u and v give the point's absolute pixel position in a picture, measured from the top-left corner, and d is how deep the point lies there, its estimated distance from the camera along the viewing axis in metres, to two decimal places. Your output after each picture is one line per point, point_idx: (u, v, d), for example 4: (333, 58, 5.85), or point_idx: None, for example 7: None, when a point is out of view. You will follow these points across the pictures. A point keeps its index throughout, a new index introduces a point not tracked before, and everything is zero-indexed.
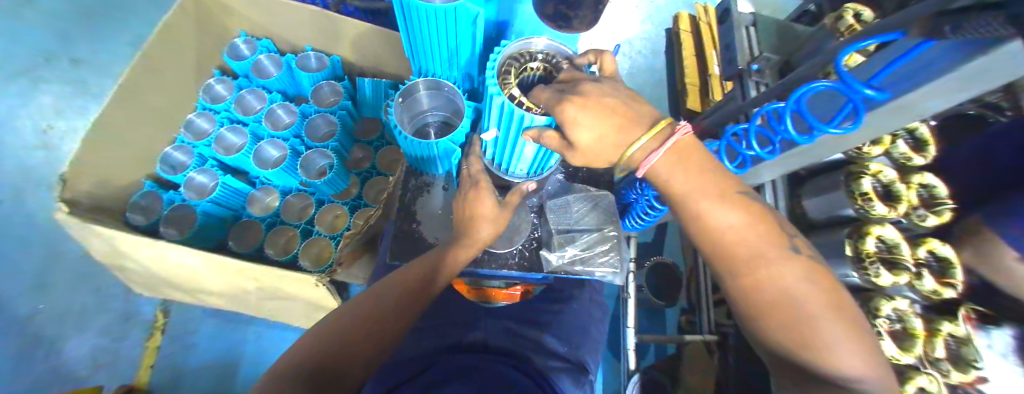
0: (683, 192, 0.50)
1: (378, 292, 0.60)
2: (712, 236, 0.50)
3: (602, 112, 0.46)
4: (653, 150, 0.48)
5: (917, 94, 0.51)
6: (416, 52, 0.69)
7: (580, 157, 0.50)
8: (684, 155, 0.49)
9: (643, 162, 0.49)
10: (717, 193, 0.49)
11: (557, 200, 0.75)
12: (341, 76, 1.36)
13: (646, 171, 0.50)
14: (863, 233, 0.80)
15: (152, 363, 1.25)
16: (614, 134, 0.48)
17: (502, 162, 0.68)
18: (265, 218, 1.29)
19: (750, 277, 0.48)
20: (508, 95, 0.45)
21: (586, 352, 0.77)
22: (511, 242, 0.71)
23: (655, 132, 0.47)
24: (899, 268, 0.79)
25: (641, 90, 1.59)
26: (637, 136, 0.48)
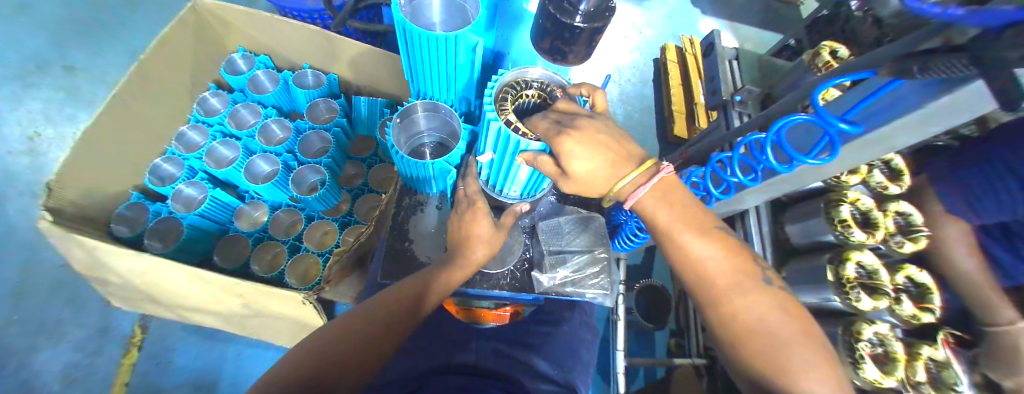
0: (669, 223, 0.52)
1: (367, 312, 0.59)
2: (695, 266, 0.52)
3: (596, 145, 0.47)
4: (640, 185, 0.51)
5: (892, 127, 0.55)
6: (415, 75, 0.71)
7: (572, 185, 0.52)
8: (667, 194, 0.52)
9: (633, 194, 0.52)
10: (697, 227, 0.52)
11: (550, 222, 0.76)
12: (337, 94, 1.38)
13: (634, 203, 0.53)
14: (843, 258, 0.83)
15: (126, 380, 1.19)
16: (609, 169, 0.50)
17: (497, 181, 0.69)
18: (252, 233, 1.26)
19: (727, 307, 0.50)
20: (505, 120, 0.47)
21: (576, 375, 0.76)
22: (502, 262, 0.71)
23: (644, 168, 0.50)
24: (878, 290, 0.82)
25: (630, 117, 1.64)
26: (627, 169, 0.50)
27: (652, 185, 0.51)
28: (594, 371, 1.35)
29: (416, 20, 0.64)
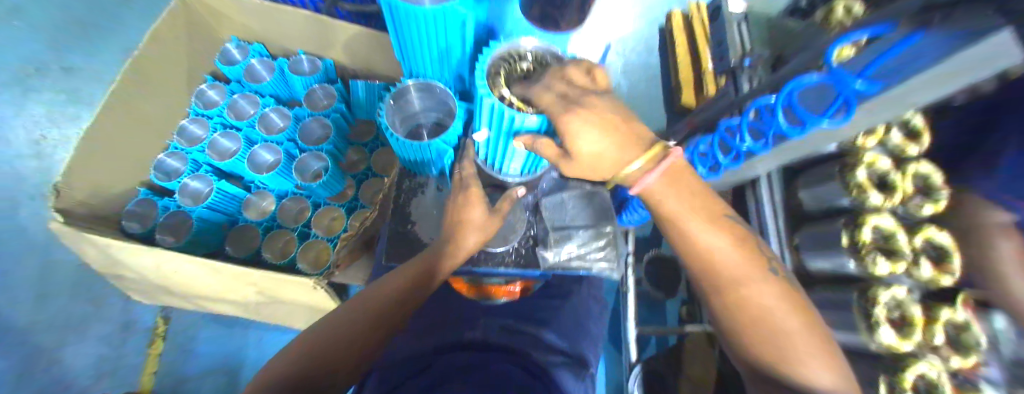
0: (677, 212, 0.51)
1: (364, 308, 0.57)
2: (703, 254, 0.51)
3: (605, 124, 0.48)
4: (648, 172, 0.49)
5: (906, 87, 0.51)
6: (406, 54, 0.68)
7: (574, 169, 0.52)
8: (676, 180, 0.50)
9: (640, 181, 0.50)
10: (699, 212, 0.50)
11: (554, 198, 0.73)
12: (334, 80, 1.36)
13: (641, 188, 0.51)
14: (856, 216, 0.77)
15: (153, 369, 1.25)
16: (615, 151, 0.49)
17: (495, 159, 0.66)
18: (261, 222, 1.27)
19: (740, 293, 0.49)
20: (497, 95, 0.45)
21: (586, 347, 0.77)
22: (506, 240, 0.70)
23: (652, 153, 0.48)
24: (897, 257, 0.75)
25: (635, 88, 1.59)
26: (634, 156, 0.49)
27: (658, 174, 0.49)
28: (605, 341, 1.37)
29: None
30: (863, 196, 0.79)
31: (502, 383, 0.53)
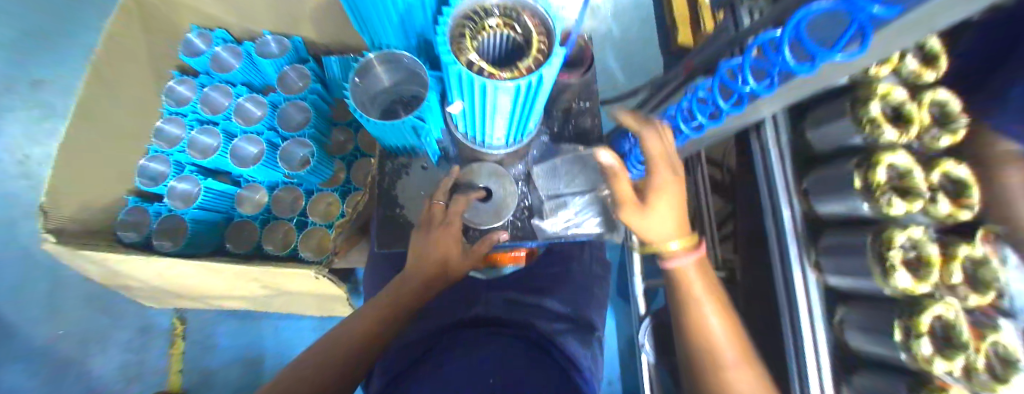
0: (694, 293, 0.60)
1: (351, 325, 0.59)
2: (701, 324, 0.59)
3: (676, 199, 0.60)
4: (685, 253, 0.61)
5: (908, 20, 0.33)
6: (363, 17, 0.60)
7: (638, 224, 0.59)
8: (701, 267, 0.62)
9: (679, 257, 0.61)
10: (708, 291, 0.61)
11: (545, 164, 0.67)
12: (306, 58, 1.27)
13: (675, 263, 0.61)
14: (875, 122, 0.53)
15: (180, 367, 1.29)
16: (673, 225, 0.60)
17: (474, 133, 0.55)
18: (257, 216, 1.25)
19: (716, 369, 0.57)
20: (464, 61, 0.36)
21: (591, 310, 0.77)
22: (497, 215, 0.61)
23: (692, 239, 0.61)
24: (965, 200, 0.49)
25: (626, 32, 1.50)
26: (681, 236, 0.61)
27: (693, 258, 0.61)
28: (614, 296, 1.38)
29: None
30: (903, 102, 0.54)
31: (507, 357, 0.53)
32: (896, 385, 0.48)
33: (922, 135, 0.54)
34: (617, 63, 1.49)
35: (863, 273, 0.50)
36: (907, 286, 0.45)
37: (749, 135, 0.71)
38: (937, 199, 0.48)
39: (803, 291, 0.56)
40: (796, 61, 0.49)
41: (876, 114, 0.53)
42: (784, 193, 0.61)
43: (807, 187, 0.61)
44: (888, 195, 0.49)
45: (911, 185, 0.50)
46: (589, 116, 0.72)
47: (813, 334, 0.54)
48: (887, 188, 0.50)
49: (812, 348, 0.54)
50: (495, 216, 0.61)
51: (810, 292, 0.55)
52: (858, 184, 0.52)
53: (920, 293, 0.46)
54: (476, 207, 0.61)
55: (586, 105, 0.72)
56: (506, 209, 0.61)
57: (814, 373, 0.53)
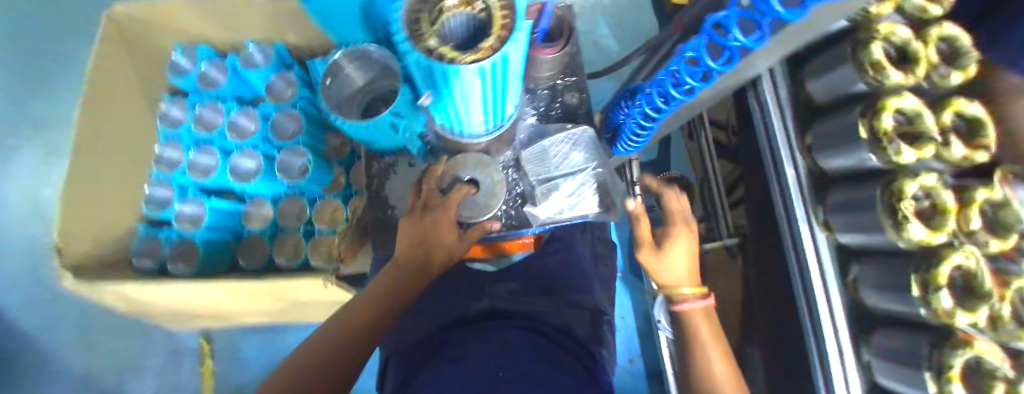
0: (703, 338, 0.60)
1: (337, 327, 0.50)
2: (705, 370, 0.57)
3: (692, 255, 0.68)
4: (696, 298, 0.63)
5: None
6: (333, 14, 0.61)
7: (655, 266, 0.65)
8: (708, 320, 0.63)
9: (690, 300, 0.63)
10: (712, 333, 0.61)
11: (533, 148, 0.64)
12: (291, 64, 1.19)
13: (684, 308, 0.63)
14: (880, 65, 0.48)
15: (212, 385, 1.33)
16: (688, 275, 0.65)
17: (451, 123, 0.52)
18: (266, 230, 1.21)
19: None
20: (420, 51, 0.32)
21: (598, 295, 0.75)
22: (484, 209, 0.57)
23: (702, 289, 0.64)
24: (981, 138, 0.46)
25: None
26: (694, 286, 0.65)
27: (703, 305, 0.63)
28: (627, 273, 1.36)
29: None
30: (907, 41, 0.49)
31: (519, 351, 0.51)
32: (918, 343, 0.45)
33: (932, 73, 0.49)
34: (609, 32, 1.41)
35: (875, 229, 0.47)
36: (921, 238, 0.42)
37: (745, 95, 0.68)
38: (951, 141, 0.44)
39: (813, 252, 0.54)
40: (784, 8, 0.40)
41: (881, 57, 0.48)
42: (786, 150, 0.58)
43: (811, 143, 0.57)
44: (896, 143, 0.46)
45: (923, 129, 0.46)
46: (576, 92, 0.71)
47: (827, 296, 0.52)
48: (895, 136, 0.46)
49: (828, 311, 0.51)
50: (484, 210, 0.57)
51: (822, 253, 0.54)
52: (863, 135, 0.49)
53: (937, 244, 0.43)
54: (468, 200, 0.58)
55: (572, 80, 0.71)
56: (495, 200, 0.57)
57: (831, 337, 0.51)
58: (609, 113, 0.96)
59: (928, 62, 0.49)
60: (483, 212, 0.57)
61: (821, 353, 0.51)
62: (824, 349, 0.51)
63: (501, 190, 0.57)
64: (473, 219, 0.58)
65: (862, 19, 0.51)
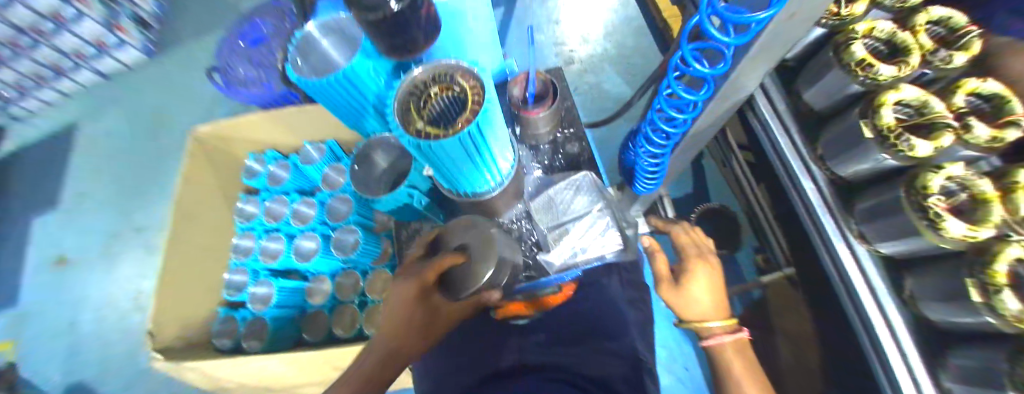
0: (735, 373, 0.63)
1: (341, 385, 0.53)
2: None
3: (715, 287, 0.70)
4: (726, 332, 0.65)
5: None
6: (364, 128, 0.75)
7: (677, 300, 0.69)
8: (740, 350, 0.65)
9: (717, 336, 0.65)
10: (749, 372, 0.63)
11: (541, 198, 0.68)
12: (342, 156, 1.36)
13: (715, 343, 0.66)
14: (865, 62, 0.49)
15: None
16: (713, 308, 0.67)
17: (456, 187, 0.57)
18: (327, 304, 1.30)
19: None
20: (408, 129, 0.38)
21: (635, 339, 0.68)
22: (474, 278, 0.47)
23: (732, 322, 0.66)
24: (1008, 114, 0.42)
25: (623, 45, 1.49)
26: (722, 319, 0.66)
27: (733, 338, 0.65)
28: None
29: (306, 55, 0.63)
30: (893, 32, 0.50)
31: None
32: (996, 358, 0.38)
33: (930, 58, 0.49)
34: (619, 78, 1.46)
35: (908, 230, 0.43)
36: (962, 233, 0.38)
37: (746, 117, 0.68)
38: (970, 124, 0.41)
39: (856, 270, 0.49)
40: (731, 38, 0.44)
41: (863, 55, 0.49)
42: (796, 161, 0.57)
43: (823, 152, 0.55)
44: (903, 137, 0.43)
45: (934, 117, 0.44)
46: (576, 142, 0.76)
47: (881, 315, 0.46)
48: (900, 129, 0.44)
49: (887, 331, 0.45)
50: (472, 284, 0.47)
51: (867, 270, 0.48)
52: (869, 135, 0.47)
53: (985, 239, 0.38)
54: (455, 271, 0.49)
55: (571, 131, 0.77)
56: (486, 268, 0.46)
57: (899, 364, 0.43)
58: (624, 158, 1.02)
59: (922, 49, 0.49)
60: (467, 285, 0.47)
61: (894, 385, 0.43)
62: (894, 379, 0.43)
63: (494, 251, 0.46)
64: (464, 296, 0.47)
65: (835, 22, 0.54)
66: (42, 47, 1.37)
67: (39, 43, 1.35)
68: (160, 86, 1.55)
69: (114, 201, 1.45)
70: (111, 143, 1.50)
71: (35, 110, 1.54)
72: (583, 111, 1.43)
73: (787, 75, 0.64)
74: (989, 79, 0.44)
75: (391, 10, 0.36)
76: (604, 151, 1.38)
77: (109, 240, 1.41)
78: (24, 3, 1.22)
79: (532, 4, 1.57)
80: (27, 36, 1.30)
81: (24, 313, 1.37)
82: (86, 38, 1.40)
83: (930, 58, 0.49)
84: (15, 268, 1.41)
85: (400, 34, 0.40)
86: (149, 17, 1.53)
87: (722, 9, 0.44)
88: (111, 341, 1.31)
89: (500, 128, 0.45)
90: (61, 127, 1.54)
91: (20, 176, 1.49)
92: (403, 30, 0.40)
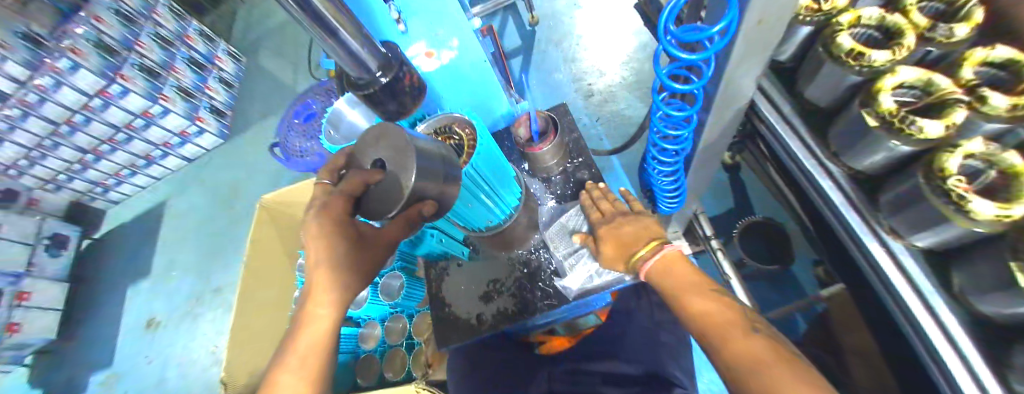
0: (673, 290, 0.51)
1: (290, 384, 0.44)
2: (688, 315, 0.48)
3: (623, 226, 0.61)
4: (649, 257, 0.56)
5: None
6: None
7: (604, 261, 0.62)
8: (673, 266, 0.54)
9: (643, 265, 0.56)
10: (689, 284, 0.51)
11: (555, 227, 0.71)
12: None
13: (646, 274, 0.56)
14: (855, 52, 0.48)
15: None
16: (625, 248, 0.59)
17: (467, 223, 0.64)
18: (377, 348, 1.25)
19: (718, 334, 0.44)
20: None
21: (670, 363, 0.65)
22: (398, 193, 0.38)
23: (650, 245, 0.57)
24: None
25: (641, 71, 1.52)
26: (640, 247, 0.58)
27: (660, 256, 0.55)
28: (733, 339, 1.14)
29: (337, 124, 0.78)
30: (881, 16, 0.50)
31: None
32: None
33: (930, 35, 0.48)
34: (640, 102, 1.48)
35: (936, 219, 0.40)
36: (994, 213, 0.35)
37: (755, 123, 0.67)
38: (983, 95, 0.39)
39: (891, 266, 0.46)
40: (695, 56, 0.49)
41: (851, 44, 0.48)
42: (809, 158, 0.55)
43: (834, 148, 0.53)
44: (908, 120, 0.41)
45: (944, 94, 0.42)
46: (586, 169, 0.77)
47: (931, 317, 0.42)
48: (904, 112, 0.42)
49: (939, 333, 0.41)
50: (399, 199, 0.38)
51: (906, 266, 0.45)
52: (872, 122, 0.44)
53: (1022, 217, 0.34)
54: (374, 191, 0.41)
55: (580, 160, 0.78)
56: (408, 178, 0.37)
57: (959, 368, 0.39)
58: (643, 179, 1.01)
59: (916, 27, 0.48)
60: (393, 204, 0.39)
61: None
62: (958, 388, 0.39)
63: (411, 160, 0.37)
64: (386, 215, 0.41)
65: (820, 17, 0.53)
66: (136, 140, 1.65)
67: (132, 137, 1.62)
68: (233, 164, 1.83)
69: (195, 265, 1.67)
70: (193, 216, 1.77)
71: (130, 193, 1.85)
72: (607, 139, 1.47)
73: (789, 75, 0.62)
74: (996, 45, 0.43)
75: (380, 84, 0.48)
76: (631, 174, 1.37)
77: (192, 301, 1.62)
78: (118, 105, 1.49)
79: (548, 48, 1.67)
80: (122, 131, 1.58)
81: (118, 371, 1.58)
82: (171, 129, 1.68)
83: (929, 34, 0.48)
84: (115, 331, 1.64)
85: (389, 102, 0.51)
86: (223, 107, 1.85)
87: (680, 34, 0.49)
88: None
89: (494, 168, 0.55)
90: (153, 206, 1.83)
91: (121, 250, 1.77)
92: (390, 100, 0.51)
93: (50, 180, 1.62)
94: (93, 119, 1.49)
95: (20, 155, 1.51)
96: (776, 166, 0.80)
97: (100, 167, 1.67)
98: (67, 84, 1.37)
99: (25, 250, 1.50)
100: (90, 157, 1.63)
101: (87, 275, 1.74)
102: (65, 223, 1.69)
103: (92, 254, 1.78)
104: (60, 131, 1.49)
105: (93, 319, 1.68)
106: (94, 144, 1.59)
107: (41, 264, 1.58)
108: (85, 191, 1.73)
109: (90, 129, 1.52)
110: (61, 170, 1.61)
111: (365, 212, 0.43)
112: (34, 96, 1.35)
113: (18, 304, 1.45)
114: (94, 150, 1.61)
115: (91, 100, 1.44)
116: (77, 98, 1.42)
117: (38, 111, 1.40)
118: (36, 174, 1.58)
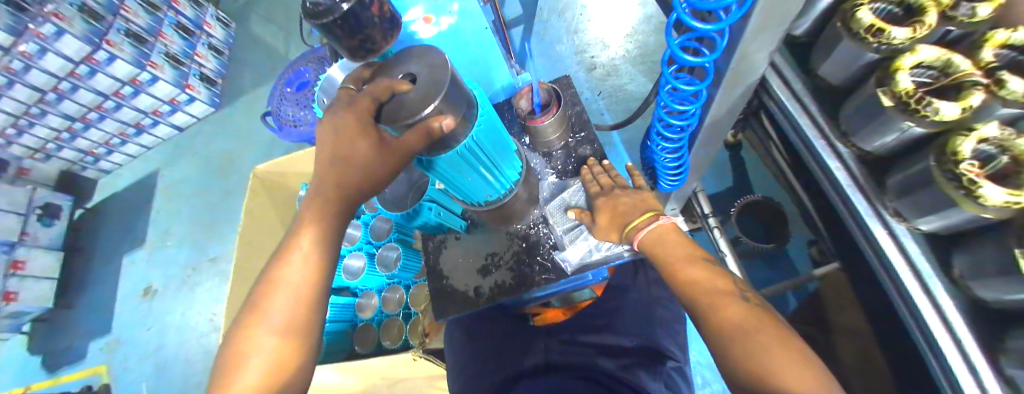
0: (667, 261, 0.51)
1: (292, 285, 0.42)
2: (682, 290, 0.48)
3: (620, 201, 0.61)
4: (646, 225, 0.56)
5: None
6: None
7: (602, 233, 0.62)
8: (664, 237, 0.54)
9: (638, 234, 0.56)
10: (683, 255, 0.51)
11: (556, 202, 0.72)
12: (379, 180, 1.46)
13: (641, 243, 0.56)
14: (875, 28, 0.45)
15: None
16: (620, 220, 0.59)
17: (467, 196, 0.63)
18: (375, 317, 1.27)
19: (709, 306, 0.44)
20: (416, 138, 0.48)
21: (662, 335, 0.67)
22: (424, 104, 0.34)
23: (644, 216, 0.57)
24: None
25: (645, 44, 1.47)
26: (639, 217, 0.58)
27: (654, 226, 0.55)
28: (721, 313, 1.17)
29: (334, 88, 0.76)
30: None
31: None
32: None
33: (952, 13, 0.46)
34: (644, 77, 1.44)
35: (944, 204, 0.39)
36: (1003, 199, 0.34)
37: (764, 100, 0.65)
38: (1002, 79, 0.38)
39: (893, 247, 0.46)
40: (708, 27, 0.46)
41: (872, 20, 0.45)
42: (819, 139, 0.54)
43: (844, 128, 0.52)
44: (925, 102, 0.40)
45: (960, 76, 0.41)
46: (587, 145, 0.75)
47: (928, 298, 0.43)
48: (921, 92, 0.41)
49: (934, 315, 0.42)
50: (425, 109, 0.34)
51: (906, 247, 0.45)
52: (886, 103, 0.43)
53: None
54: (399, 102, 0.37)
55: (582, 135, 0.76)
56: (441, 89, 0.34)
57: (951, 349, 0.40)
58: (643, 155, 1.00)
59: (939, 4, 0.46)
60: (416, 109, 0.35)
61: (946, 372, 0.40)
62: (947, 366, 0.40)
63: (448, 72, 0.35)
64: (407, 123, 0.36)
65: None
66: (124, 108, 1.59)
67: (120, 104, 1.56)
68: (225, 133, 1.78)
69: (190, 235, 1.67)
70: (185, 185, 1.74)
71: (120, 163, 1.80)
72: (608, 113, 1.44)
73: (801, 51, 0.60)
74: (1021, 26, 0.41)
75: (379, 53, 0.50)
76: (631, 151, 1.36)
77: (188, 271, 1.62)
78: (106, 72, 1.41)
79: (550, 18, 1.60)
80: (110, 99, 1.51)
81: (118, 337, 1.60)
82: (161, 97, 1.60)
83: (951, 13, 0.45)
84: (112, 300, 1.65)
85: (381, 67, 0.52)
86: (213, 75, 1.78)
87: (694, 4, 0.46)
88: (190, 358, 1.50)
89: (493, 141, 0.52)
90: (143, 176, 1.79)
91: (113, 220, 1.75)
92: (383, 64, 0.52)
93: (40, 149, 1.60)
94: (80, 87, 1.42)
95: (7, 124, 1.45)
96: (779, 148, 0.79)
97: (89, 136, 1.62)
98: (52, 50, 1.30)
99: (18, 220, 1.49)
100: (79, 126, 1.58)
101: (78, 245, 1.73)
102: (54, 193, 1.66)
103: (83, 223, 1.76)
104: (47, 99, 1.43)
105: (89, 288, 1.69)
106: (82, 112, 1.53)
107: (34, 234, 1.58)
108: (75, 160, 1.70)
109: (78, 97, 1.46)
110: (49, 139, 1.57)
111: (387, 120, 0.38)
112: (18, 63, 1.29)
113: (13, 274, 1.46)
114: (83, 118, 1.56)
115: (77, 66, 1.36)
116: (63, 64, 1.35)
117: (23, 78, 1.34)
118: (25, 143, 1.55)
